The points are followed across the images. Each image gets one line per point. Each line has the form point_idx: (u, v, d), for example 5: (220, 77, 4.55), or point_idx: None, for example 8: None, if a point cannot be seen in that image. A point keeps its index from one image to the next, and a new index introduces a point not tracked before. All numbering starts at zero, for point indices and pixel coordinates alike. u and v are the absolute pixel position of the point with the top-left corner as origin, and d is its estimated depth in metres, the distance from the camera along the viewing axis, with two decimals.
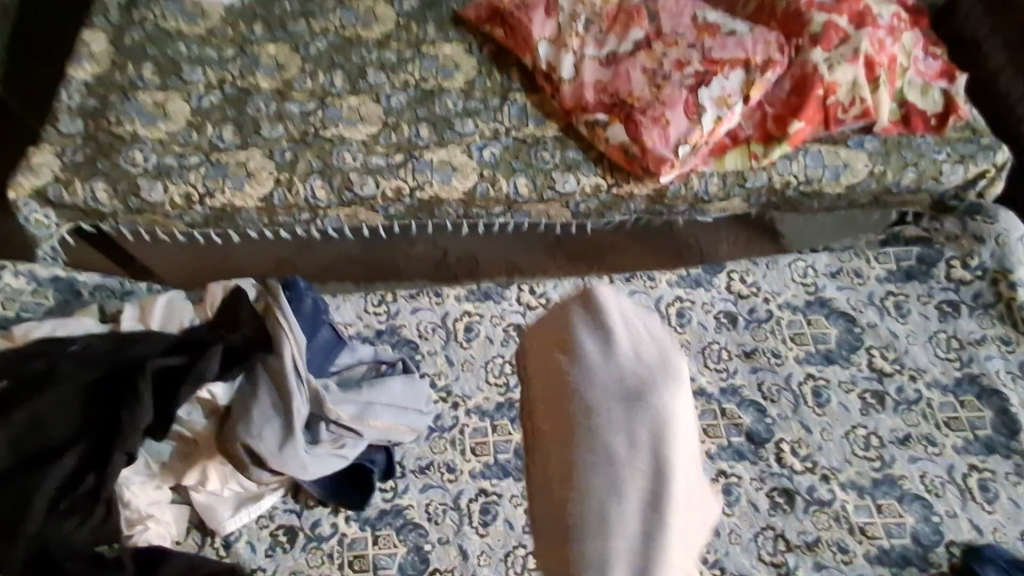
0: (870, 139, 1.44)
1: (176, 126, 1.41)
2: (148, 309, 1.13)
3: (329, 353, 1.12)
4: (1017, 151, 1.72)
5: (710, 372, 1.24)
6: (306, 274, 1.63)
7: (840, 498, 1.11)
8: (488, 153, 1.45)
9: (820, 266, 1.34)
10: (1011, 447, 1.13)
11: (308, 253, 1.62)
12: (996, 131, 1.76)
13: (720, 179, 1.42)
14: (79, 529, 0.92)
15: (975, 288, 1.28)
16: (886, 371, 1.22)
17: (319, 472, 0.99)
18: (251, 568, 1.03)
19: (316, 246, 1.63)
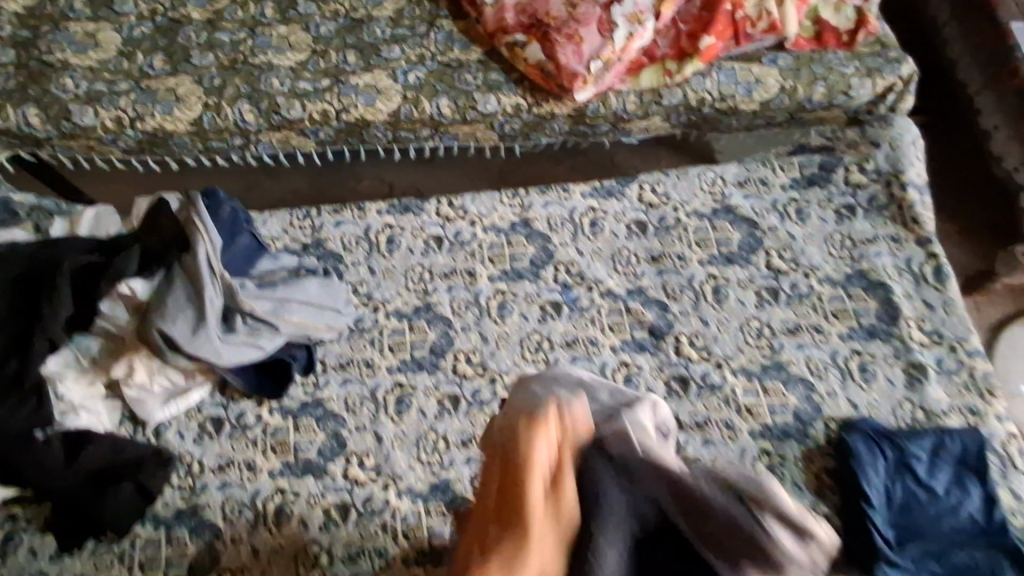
0: (783, 56, 1.49)
1: (107, 54, 1.46)
2: (76, 221, 1.20)
3: (249, 258, 1.19)
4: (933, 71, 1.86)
5: (618, 275, 1.31)
6: (253, 206, 1.65)
7: (730, 382, 1.20)
8: (412, 77, 1.48)
9: (729, 176, 1.40)
10: (891, 333, 1.21)
11: (258, 189, 1.67)
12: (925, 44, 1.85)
13: (637, 96, 1.46)
14: (14, 415, 0.99)
15: (871, 191, 1.33)
16: (783, 269, 1.29)
17: (234, 360, 1.09)
18: (180, 454, 1.13)
19: (265, 184, 1.68)
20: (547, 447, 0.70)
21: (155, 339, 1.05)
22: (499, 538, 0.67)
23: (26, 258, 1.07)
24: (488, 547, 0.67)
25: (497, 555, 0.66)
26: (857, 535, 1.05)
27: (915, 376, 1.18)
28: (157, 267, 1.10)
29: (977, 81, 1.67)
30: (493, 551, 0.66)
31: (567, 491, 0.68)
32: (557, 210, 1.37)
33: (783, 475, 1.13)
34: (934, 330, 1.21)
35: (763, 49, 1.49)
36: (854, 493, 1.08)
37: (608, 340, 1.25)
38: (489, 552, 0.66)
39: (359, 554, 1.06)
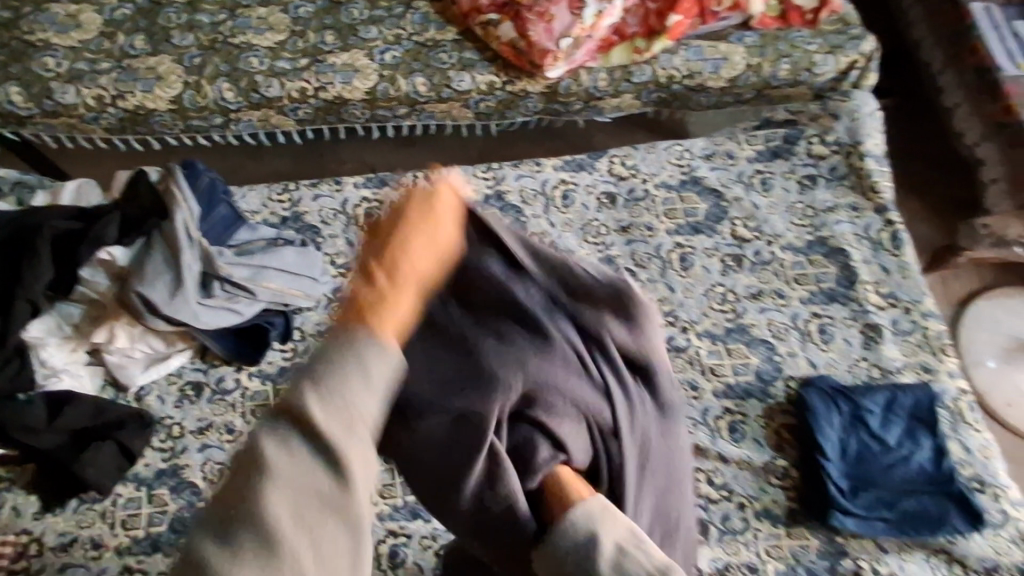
0: (749, 34, 1.53)
1: (88, 34, 1.48)
2: (57, 193, 1.23)
3: (227, 227, 1.22)
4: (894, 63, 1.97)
5: (589, 245, 1.35)
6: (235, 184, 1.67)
7: (694, 344, 1.24)
8: (389, 56, 1.52)
9: (696, 149, 1.43)
10: (849, 296, 1.26)
11: (241, 171, 1.70)
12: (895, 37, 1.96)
13: (607, 74, 1.50)
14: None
15: (832, 162, 1.38)
16: (746, 238, 1.33)
17: (210, 323, 1.14)
18: (160, 417, 1.15)
19: (249, 166, 1.71)
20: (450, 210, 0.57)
21: (134, 302, 1.09)
22: (407, 247, 0.52)
23: (7, 224, 1.11)
24: (397, 258, 0.52)
25: (416, 257, 0.52)
26: (814, 486, 1.11)
27: (871, 336, 1.23)
28: (136, 236, 1.14)
29: (940, 60, 1.75)
30: (406, 262, 0.52)
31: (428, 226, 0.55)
32: (529, 183, 1.41)
33: (744, 432, 1.18)
34: (889, 293, 1.26)
35: (729, 27, 1.54)
36: (810, 446, 1.14)
37: None
38: (402, 268, 0.52)
39: None
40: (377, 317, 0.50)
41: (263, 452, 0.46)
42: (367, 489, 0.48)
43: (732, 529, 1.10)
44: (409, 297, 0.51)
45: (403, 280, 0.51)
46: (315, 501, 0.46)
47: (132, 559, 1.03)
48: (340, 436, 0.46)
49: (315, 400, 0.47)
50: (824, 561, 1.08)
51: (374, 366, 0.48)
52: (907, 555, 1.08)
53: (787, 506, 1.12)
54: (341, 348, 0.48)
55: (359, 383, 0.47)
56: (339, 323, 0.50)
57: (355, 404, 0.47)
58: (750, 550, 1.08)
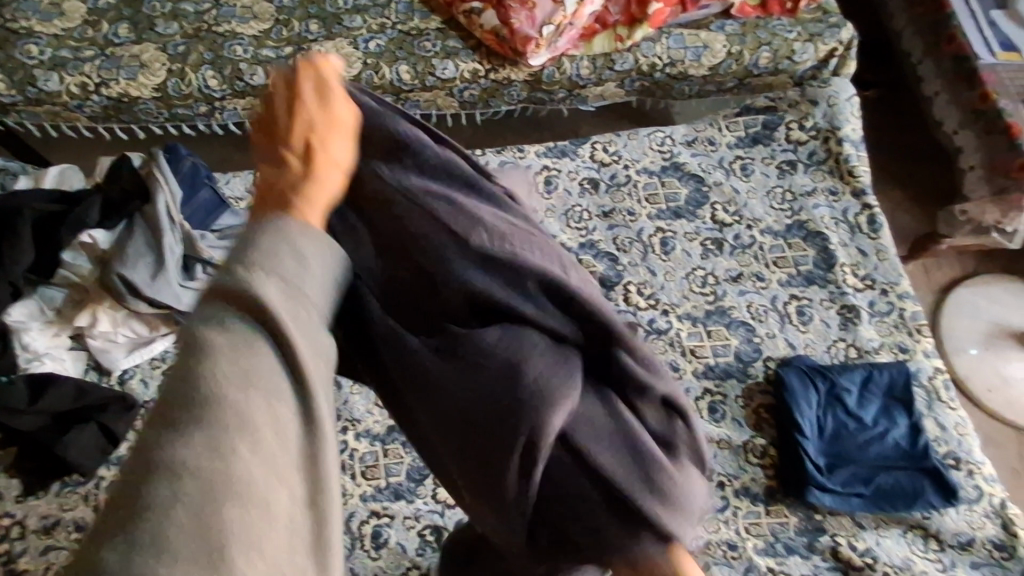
0: (730, 23, 1.55)
1: (72, 23, 1.49)
2: (40, 178, 1.24)
3: (210, 211, 1.22)
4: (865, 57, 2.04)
5: (571, 231, 1.36)
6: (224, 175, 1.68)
7: (675, 326, 1.26)
8: (373, 45, 1.52)
9: (677, 136, 1.45)
10: (827, 279, 1.28)
11: (229, 164, 1.70)
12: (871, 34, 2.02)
13: (590, 62, 1.52)
14: None
15: (810, 147, 1.40)
16: (727, 222, 1.35)
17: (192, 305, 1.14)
18: (144, 401, 1.14)
19: (236, 158, 1.71)
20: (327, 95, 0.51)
21: (116, 284, 1.10)
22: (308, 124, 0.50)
23: None
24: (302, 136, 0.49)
25: (323, 129, 0.50)
26: (791, 464, 1.12)
27: (849, 317, 1.24)
28: (117, 219, 1.15)
29: (920, 50, 1.78)
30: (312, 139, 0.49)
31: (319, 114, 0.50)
32: (512, 169, 1.42)
33: (724, 412, 1.19)
34: (867, 275, 1.28)
35: (710, 16, 1.55)
36: (788, 424, 1.15)
37: None
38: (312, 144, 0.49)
39: None
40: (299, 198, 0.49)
41: (201, 332, 0.44)
42: (320, 367, 0.46)
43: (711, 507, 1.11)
44: (334, 175, 0.51)
45: (317, 157, 0.50)
46: (260, 375, 0.43)
47: None
48: (279, 308, 0.44)
49: (249, 277, 0.44)
50: (802, 538, 1.09)
51: (302, 244, 0.47)
52: (883, 531, 1.09)
53: (766, 483, 1.13)
54: (262, 229, 0.47)
55: (289, 261, 0.46)
56: (259, 212, 0.48)
57: (291, 280, 0.46)
58: (730, 528, 1.10)
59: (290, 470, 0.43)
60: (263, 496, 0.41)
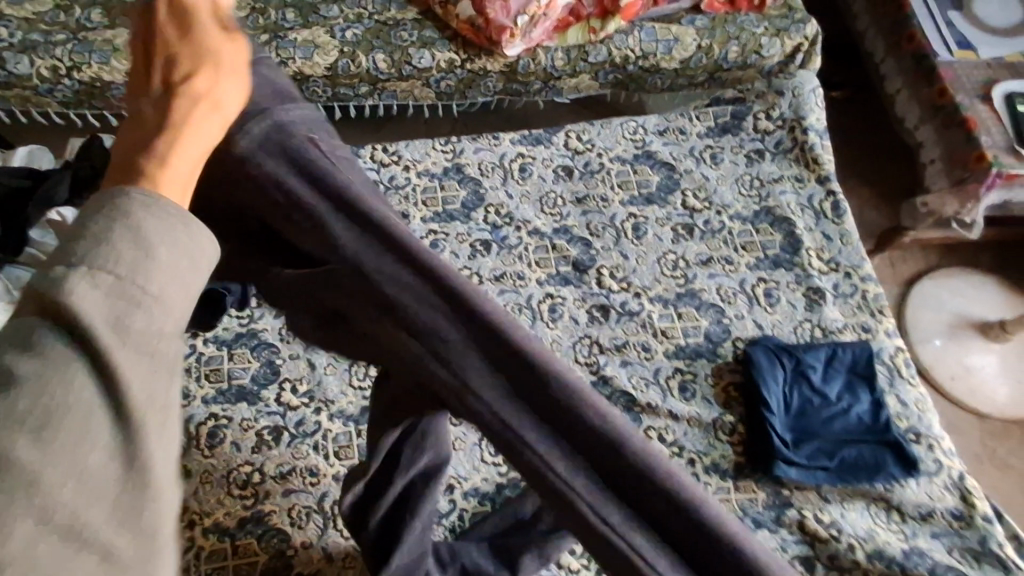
0: (700, 17, 1.59)
1: (43, 7, 1.48)
2: (8, 157, 1.25)
3: None
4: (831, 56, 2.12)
5: (545, 216, 1.38)
6: None
7: (647, 309, 1.28)
8: (350, 34, 1.53)
9: (650, 125, 1.48)
10: (793, 262, 1.31)
11: None
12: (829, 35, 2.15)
13: (564, 53, 1.55)
14: None
15: (777, 136, 1.45)
16: (696, 208, 1.38)
17: None
18: None
19: None
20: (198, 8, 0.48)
21: None
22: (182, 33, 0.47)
23: None
24: (174, 42, 0.47)
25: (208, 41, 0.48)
26: (758, 439, 1.15)
27: (814, 299, 1.28)
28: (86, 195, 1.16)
29: (881, 50, 1.84)
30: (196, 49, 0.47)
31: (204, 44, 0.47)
32: (487, 156, 1.43)
33: (694, 391, 1.21)
34: (831, 258, 1.32)
35: (681, 10, 1.59)
36: (755, 401, 1.18)
37: (534, 275, 1.31)
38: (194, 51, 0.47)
39: (290, 472, 1.13)
40: (182, 119, 0.45)
41: (9, 353, 0.37)
42: (154, 396, 0.39)
43: None
44: (209, 117, 0.46)
45: (186, 61, 0.46)
46: (73, 404, 0.36)
47: None
48: (96, 323, 0.37)
49: (65, 278, 0.37)
50: (770, 512, 1.11)
51: (152, 221, 0.40)
52: (848, 504, 1.12)
53: (734, 460, 1.16)
54: (102, 194, 0.41)
55: (125, 240, 0.39)
56: (131, 140, 0.45)
57: (126, 272, 0.39)
58: None
59: (100, 523, 0.36)
60: (61, 550, 0.35)
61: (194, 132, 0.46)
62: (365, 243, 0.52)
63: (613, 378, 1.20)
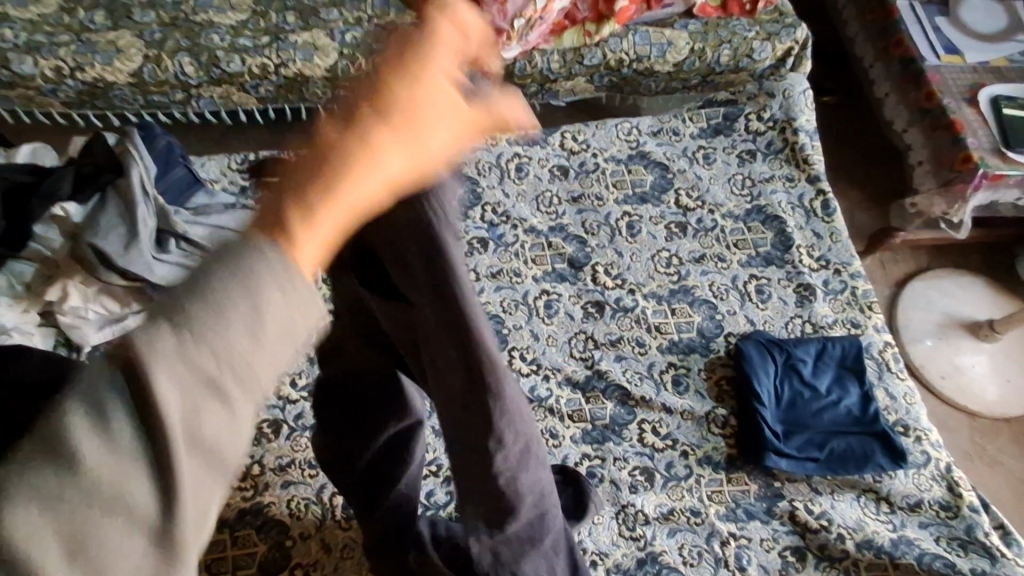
0: (693, 22, 1.63)
1: (47, 9, 1.51)
2: (11, 154, 1.27)
3: (185, 189, 1.28)
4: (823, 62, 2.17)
5: (542, 215, 1.40)
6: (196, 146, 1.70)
7: (641, 305, 1.30)
8: (349, 37, 1.56)
9: (644, 127, 1.50)
10: (784, 259, 1.34)
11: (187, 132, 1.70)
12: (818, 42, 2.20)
13: (560, 56, 1.58)
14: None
15: (768, 137, 1.48)
16: (689, 207, 1.41)
17: (165, 277, 1.17)
18: None
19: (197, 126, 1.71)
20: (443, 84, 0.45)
21: (88, 254, 1.13)
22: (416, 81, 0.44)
23: None
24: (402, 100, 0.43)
25: (425, 101, 0.44)
26: (749, 431, 1.18)
27: (804, 295, 1.30)
28: (90, 191, 1.19)
29: (871, 55, 1.88)
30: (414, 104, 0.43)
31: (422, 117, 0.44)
32: (485, 156, 1.46)
33: (687, 385, 1.23)
34: (821, 256, 1.34)
35: (674, 15, 1.63)
36: (747, 394, 1.21)
37: (530, 271, 1.33)
38: (409, 107, 0.43)
39: (289, 464, 1.14)
40: (359, 173, 0.41)
41: (81, 408, 0.33)
42: (205, 498, 0.35)
43: (676, 475, 1.15)
44: (375, 185, 0.41)
45: (400, 116, 0.42)
46: (130, 510, 0.32)
47: None
48: (174, 417, 0.33)
49: (160, 346, 0.33)
50: (762, 504, 1.13)
51: (271, 304, 0.35)
52: (838, 495, 1.14)
53: (726, 452, 1.18)
54: (231, 244, 0.36)
55: (242, 326, 0.35)
56: (298, 168, 0.40)
57: (220, 354, 0.34)
58: (694, 496, 1.13)
59: None
60: None
61: (358, 191, 0.41)
62: (441, 299, 0.58)
63: (607, 372, 1.22)
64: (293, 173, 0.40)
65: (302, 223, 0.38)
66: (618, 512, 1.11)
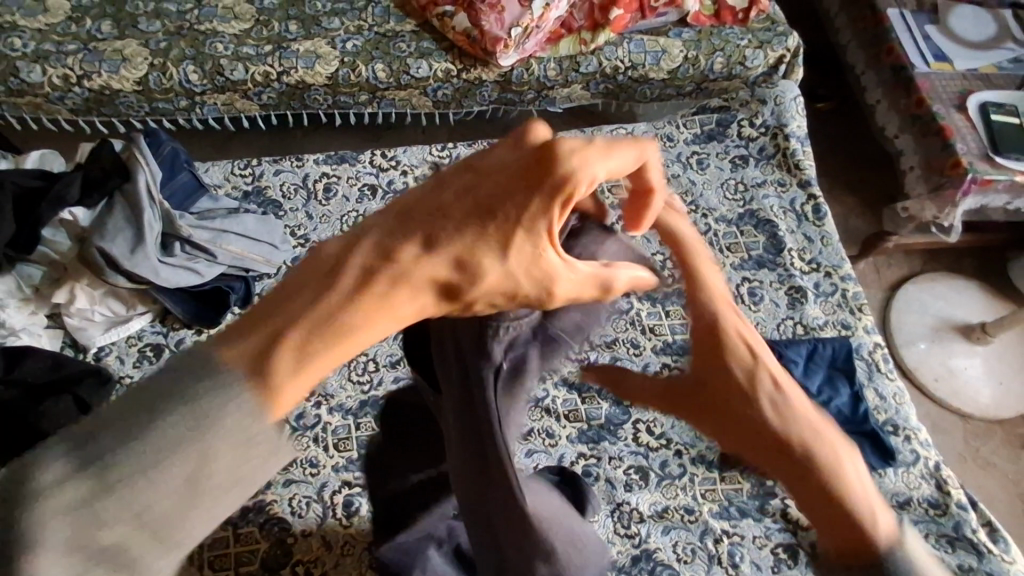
0: (687, 30, 1.66)
1: (56, 19, 1.54)
2: (20, 161, 1.30)
3: (190, 194, 1.31)
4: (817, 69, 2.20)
5: None
6: (200, 152, 1.74)
7: (636, 307, 1.32)
8: (350, 45, 1.59)
9: (639, 133, 1.53)
10: (776, 262, 1.37)
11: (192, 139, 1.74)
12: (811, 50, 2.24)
13: (557, 64, 1.61)
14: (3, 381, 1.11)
15: (760, 143, 1.52)
16: (683, 211, 1.44)
17: (169, 280, 1.20)
18: (120, 376, 1.19)
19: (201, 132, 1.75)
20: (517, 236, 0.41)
21: (96, 257, 1.17)
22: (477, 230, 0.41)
23: None
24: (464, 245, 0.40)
25: (471, 253, 0.40)
26: None
27: (796, 297, 1.33)
28: (97, 195, 1.22)
29: (863, 62, 1.91)
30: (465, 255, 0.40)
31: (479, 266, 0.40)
32: None
33: None
34: (812, 259, 1.37)
35: (669, 23, 1.66)
36: None
37: None
38: (461, 257, 0.40)
39: (291, 463, 1.16)
40: (372, 320, 0.37)
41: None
42: None
43: (670, 474, 1.17)
44: (388, 324, 0.38)
45: (438, 264, 0.39)
46: None
47: None
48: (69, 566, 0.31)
49: (71, 487, 0.31)
50: (754, 502, 1.15)
51: (219, 451, 0.33)
52: None
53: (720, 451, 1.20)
54: (207, 363, 0.34)
55: (179, 475, 0.33)
56: (312, 289, 0.37)
57: (140, 506, 0.32)
58: (688, 494, 1.15)
59: None
60: None
61: (362, 341, 0.37)
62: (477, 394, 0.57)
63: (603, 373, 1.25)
64: (300, 290, 0.38)
65: (288, 367, 0.35)
66: (614, 511, 1.13)
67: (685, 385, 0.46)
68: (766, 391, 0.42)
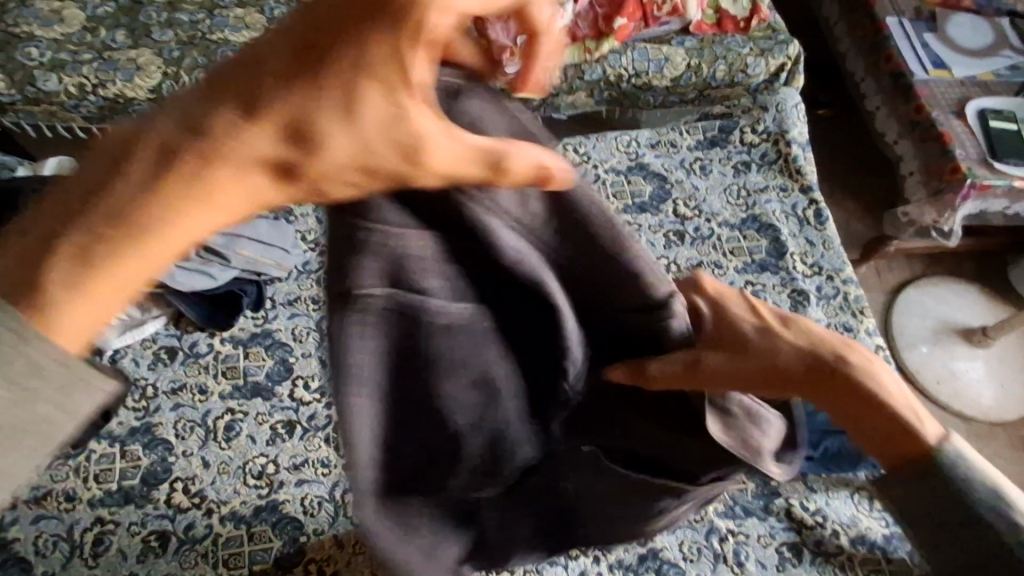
0: (689, 38, 1.69)
1: (71, 29, 1.58)
2: (38, 168, 1.34)
3: None
4: (817, 76, 2.23)
5: None
6: None
7: None
8: None
9: (642, 139, 1.56)
10: (778, 266, 1.39)
11: None
12: (811, 58, 2.27)
13: (561, 72, 1.64)
14: None
15: (762, 149, 1.54)
16: (687, 216, 1.46)
17: (183, 283, 1.22)
18: (135, 377, 1.23)
19: None
20: (356, 80, 0.34)
21: None
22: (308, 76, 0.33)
23: None
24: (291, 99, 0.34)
25: (303, 109, 0.34)
26: None
27: (799, 300, 1.35)
28: None
29: (862, 69, 1.94)
30: (287, 114, 0.33)
31: (318, 120, 0.34)
32: None
33: None
34: (814, 262, 1.40)
35: (671, 32, 1.69)
36: None
37: None
38: (295, 120, 0.34)
39: (302, 463, 1.18)
40: (181, 207, 0.33)
41: None
42: None
43: None
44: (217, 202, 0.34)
45: (265, 129, 0.34)
46: None
47: (104, 511, 1.11)
48: None
49: None
50: (759, 501, 1.17)
51: None
52: (832, 493, 1.19)
53: None
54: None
55: None
56: (118, 167, 0.33)
57: None
58: None
59: None
60: None
61: (160, 238, 0.33)
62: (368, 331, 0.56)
63: None
64: (82, 174, 0.33)
65: (65, 279, 0.33)
66: None
67: (713, 359, 0.59)
68: (782, 334, 0.62)
